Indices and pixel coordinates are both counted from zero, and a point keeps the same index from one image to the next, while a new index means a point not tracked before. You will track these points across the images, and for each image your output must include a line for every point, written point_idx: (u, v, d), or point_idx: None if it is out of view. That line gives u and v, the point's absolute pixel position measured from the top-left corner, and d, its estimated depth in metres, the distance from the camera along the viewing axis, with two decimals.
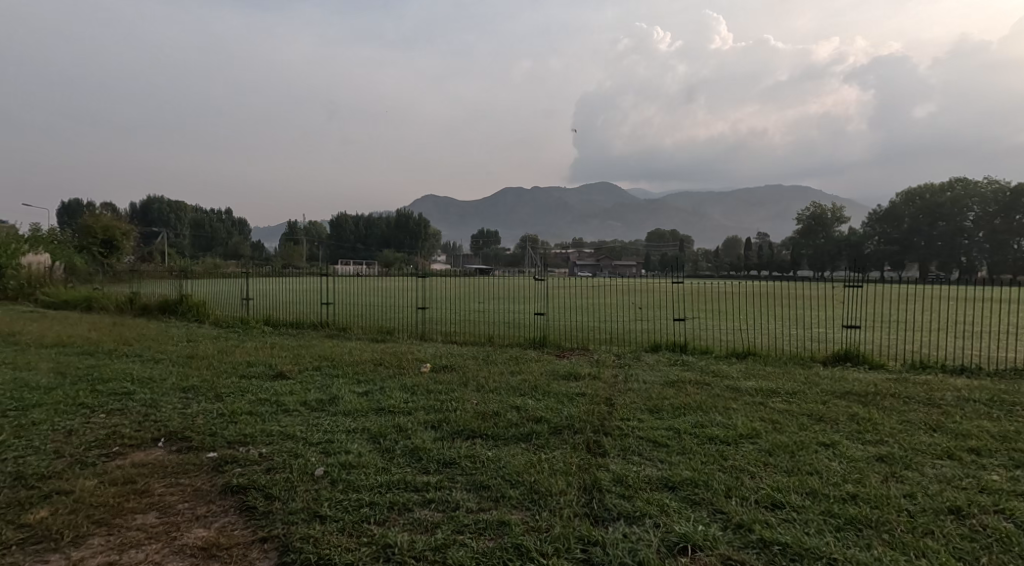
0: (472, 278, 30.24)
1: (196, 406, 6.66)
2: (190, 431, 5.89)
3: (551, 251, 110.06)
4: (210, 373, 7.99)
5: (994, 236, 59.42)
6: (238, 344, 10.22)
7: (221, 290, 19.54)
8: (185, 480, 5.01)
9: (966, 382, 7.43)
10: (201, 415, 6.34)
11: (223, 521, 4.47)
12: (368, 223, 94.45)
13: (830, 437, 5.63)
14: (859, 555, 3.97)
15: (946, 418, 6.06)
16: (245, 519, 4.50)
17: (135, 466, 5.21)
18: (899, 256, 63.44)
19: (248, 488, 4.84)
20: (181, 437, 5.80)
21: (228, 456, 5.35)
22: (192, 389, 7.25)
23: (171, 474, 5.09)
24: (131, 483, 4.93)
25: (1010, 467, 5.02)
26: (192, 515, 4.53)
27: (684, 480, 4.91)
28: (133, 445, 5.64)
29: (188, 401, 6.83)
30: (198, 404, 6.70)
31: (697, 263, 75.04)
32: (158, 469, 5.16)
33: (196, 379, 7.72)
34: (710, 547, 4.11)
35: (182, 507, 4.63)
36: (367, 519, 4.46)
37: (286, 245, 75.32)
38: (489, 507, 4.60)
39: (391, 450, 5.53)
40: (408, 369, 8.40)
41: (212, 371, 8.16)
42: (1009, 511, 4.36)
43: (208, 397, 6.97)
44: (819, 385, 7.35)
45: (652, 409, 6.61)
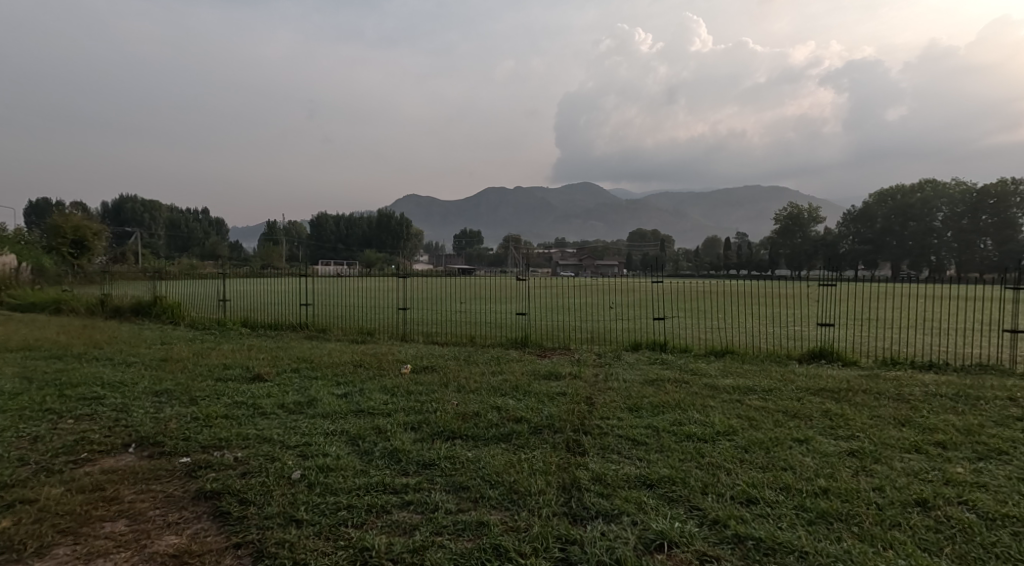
0: (453, 280, 30.25)
1: (169, 410, 6.55)
2: (163, 436, 5.80)
3: (533, 251, 110.47)
4: (184, 377, 7.86)
5: (962, 236, 60.38)
6: (215, 346, 10.07)
7: (197, 291, 19.25)
8: (157, 487, 4.93)
9: (934, 378, 7.58)
10: (174, 419, 6.24)
11: (196, 527, 4.41)
12: (348, 223, 93.80)
13: (804, 433, 5.72)
14: (830, 548, 4.03)
15: (914, 413, 6.18)
16: (218, 524, 4.44)
17: (105, 473, 5.12)
18: (873, 256, 64.67)
19: (222, 493, 4.79)
20: (152, 442, 5.71)
21: (202, 461, 5.28)
22: (165, 393, 7.14)
23: (142, 480, 5.01)
24: (100, 490, 4.84)
25: (974, 460, 5.14)
26: (163, 522, 4.46)
27: (662, 478, 4.94)
28: (103, 451, 5.54)
29: (161, 406, 6.71)
30: (171, 408, 6.59)
31: (677, 262, 75.68)
32: (128, 476, 5.07)
33: (170, 382, 7.59)
34: (686, 544, 4.15)
35: (154, 514, 4.56)
36: (344, 522, 4.43)
37: (264, 247, 74.42)
38: (468, 508, 4.60)
39: (370, 452, 5.50)
40: (388, 370, 8.36)
41: (187, 374, 8.05)
42: (971, 502, 4.46)
43: (181, 401, 6.86)
44: (794, 383, 7.44)
45: (631, 408, 6.64)
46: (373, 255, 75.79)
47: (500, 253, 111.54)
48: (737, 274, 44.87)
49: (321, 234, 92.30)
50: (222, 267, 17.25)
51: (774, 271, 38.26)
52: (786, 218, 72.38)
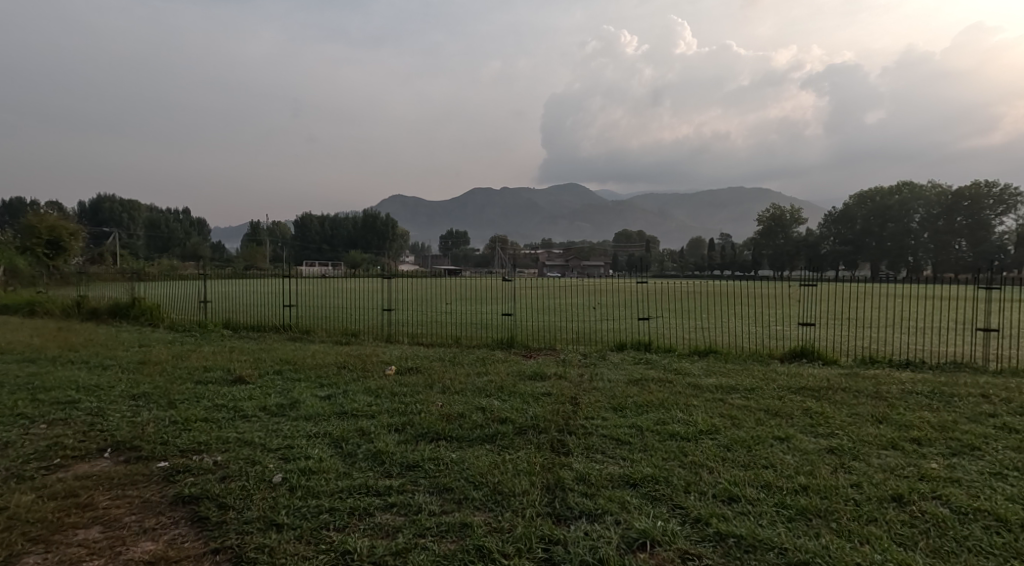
0: (438, 283, 30.20)
1: (147, 414, 6.47)
2: (140, 440, 5.72)
3: (518, 252, 110.64)
4: (163, 380, 7.76)
5: (938, 237, 61.44)
6: (194, 349, 9.95)
7: (178, 291, 19.02)
8: (134, 492, 4.87)
9: (911, 376, 7.71)
10: (152, 423, 6.17)
11: (173, 533, 4.36)
12: (332, 223, 93.28)
13: (785, 432, 5.78)
14: (808, 544, 4.07)
15: (891, 410, 6.28)
16: (196, 530, 4.40)
17: (78, 479, 5.05)
18: (853, 256, 65.58)
19: (201, 497, 4.74)
20: (128, 447, 5.63)
21: (180, 465, 5.22)
22: (142, 397, 7.04)
23: (118, 486, 4.95)
24: (73, 496, 4.78)
25: (948, 456, 5.22)
26: (139, 528, 4.40)
27: (645, 477, 4.97)
28: (77, 457, 5.47)
29: (138, 409, 6.63)
30: (149, 412, 6.51)
31: (661, 263, 76.18)
32: (103, 481, 5.01)
33: (148, 385, 7.50)
34: (668, 542, 4.17)
35: (129, 520, 4.50)
36: (326, 526, 4.40)
37: (246, 248, 73.66)
38: (452, 509, 4.59)
39: (353, 454, 5.47)
40: (372, 372, 8.31)
41: (166, 376, 7.93)
42: (945, 496, 4.53)
43: (160, 404, 6.78)
44: (776, 382, 7.51)
45: (616, 407, 6.67)
46: (357, 256, 75.43)
47: (485, 254, 111.49)
48: (717, 274, 45.26)
49: (305, 235, 91.77)
50: (202, 268, 17.06)
51: (757, 273, 38.70)
52: (768, 219, 73.14)
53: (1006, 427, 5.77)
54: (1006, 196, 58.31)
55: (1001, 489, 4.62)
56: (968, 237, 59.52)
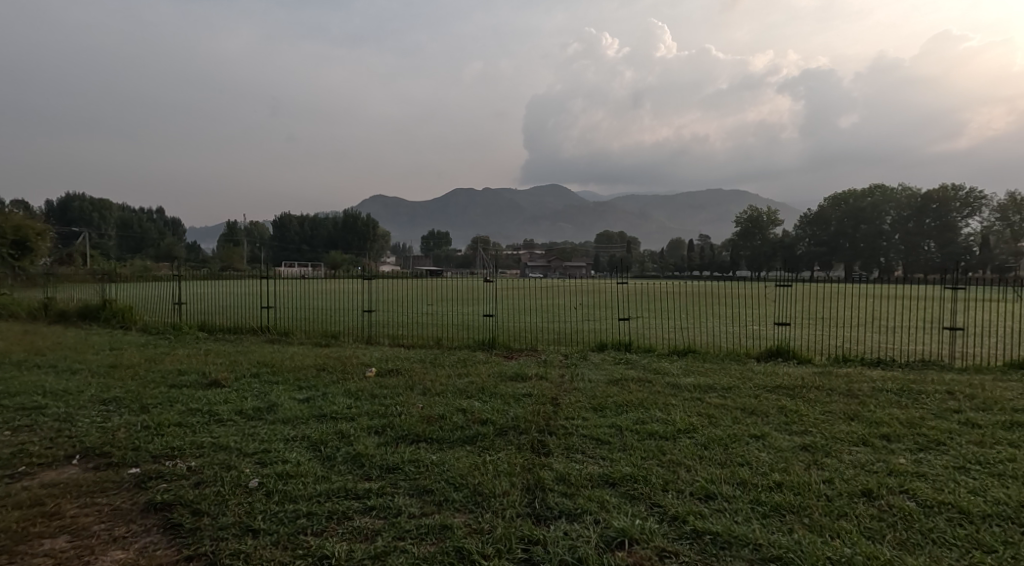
0: (418, 285, 30.12)
1: (118, 419, 6.38)
2: (110, 446, 5.64)
3: (500, 253, 110.83)
4: (135, 384, 7.64)
5: (908, 238, 62.81)
6: (169, 351, 9.83)
7: (151, 292, 18.73)
8: (103, 500, 4.80)
9: (881, 374, 7.89)
10: (123, 428, 6.08)
11: (144, 541, 4.32)
12: (311, 224, 92.50)
13: (760, 429, 5.87)
14: (782, 539, 4.15)
15: (863, 407, 6.42)
16: (168, 537, 4.35)
17: (45, 487, 4.97)
18: (828, 257, 66.69)
19: (174, 504, 4.69)
20: (98, 453, 5.55)
21: (152, 471, 5.16)
22: (113, 402, 6.94)
23: (86, 494, 4.88)
24: (39, 505, 4.70)
25: (915, 451, 5.35)
26: (108, 536, 4.35)
27: (624, 476, 5.02)
28: (43, 464, 5.37)
29: (108, 414, 6.54)
30: (120, 417, 6.42)
31: (642, 264, 76.70)
32: (71, 489, 4.93)
33: (119, 389, 7.39)
34: (646, 540, 4.22)
35: (98, 529, 4.44)
36: (304, 530, 4.38)
37: (223, 249, 72.68)
38: (432, 512, 4.60)
39: (332, 457, 5.45)
40: (352, 374, 8.26)
41: (137, 380, 7.83)
42: (911, 491, 4.65)
43: (131, 409, 6.68)
44: (753, 380, 7.64)
45: (596, 407, 6.73)
46: (336, 257, 74.80)
47: (466, 255, 111.23)
48: (692, 274, 45.66)
49: (284, 236, 90.92)
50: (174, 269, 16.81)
51: (734, 274, 39.29)
52: (746, 220, 74.04)
53: (969, 422, 5.94)
54: (972, 198, 59.78)
55: (965, 483, 4.75)
56: (936, 238, 61.00)
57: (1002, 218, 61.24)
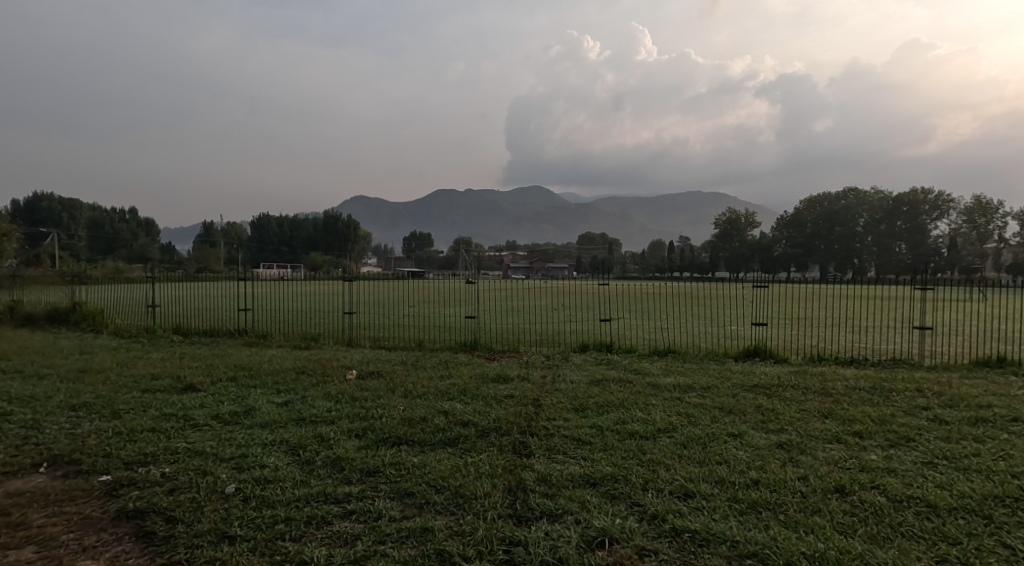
0: (399, 287, 30.05)
1: (88, 425, 6.28)
2: (80, 454, 5.56)
3: (481, 255, 110.89)
4: (107, 389, 7.54)
5: (881, 240, 64.06)
6: (143, 355, 9.69)
7: (123, 295, 18.44)
8: (73, 508, 4.74)
9: (855, 372, 8.06)
10: (94, 435, 6.00)
11: (115, 550, 4.27)
12: (291, 225, 91.61)
13: (738, 429, 5.96)
14: (758, 535, 4.22)
15: (837, 406, 6.53)
16: (141, 545, 4.31)
17: (12, 496, 4.89)
18: (804, 258, 67.76)
19: (147, 512, 4.64)
20: (67, 461, 5.48)
21: (124, 478, 5.10)
22: (83, 407, 6.84)
23: (55, 502, 4.81)
24: (5, 515, 4.62)
25: (887, 447, 5.48)
26: (78, 546, 4.29)
27: (605, 476, 5.07)
28: (10, 473, 5.28)
29: (78, 420, 6.44)
30: (90, 423, 6.33)
31: (622, 266, 77.18)
32: (38, 498, 4.86)
33: (89, 395, 7.28)
34: (626, 539, 4.27)
35: (68, 539, 4.38)
36: (282, 536, 4.37)
37: (199, 249, 71.68)
38: (413, 515, 4.61)
39: (311, 462, 5.43)
40: (332, 377, 8.21)
41: (109, 385, 7.71)
42: (883, 486, 4.76)
43: (102, 415, 6.59)
44: (731, 380, 7.76)
45: (577, 408, 6.78)
46: (315, 258, 74.32)
47: (447, 257, 111.09)
48: (666, 277, 46.09)
49: (263, 236, 89.96)
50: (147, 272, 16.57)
51: (711, 275, 39.94)
52: (725, 221, 74.87)
53: (937, 419, 6.09)
54: (940, 201, 61.81)
55: (932, 477, 4.87)
56: (907, 240, 62.34)
57: (969, 220, 62.94)
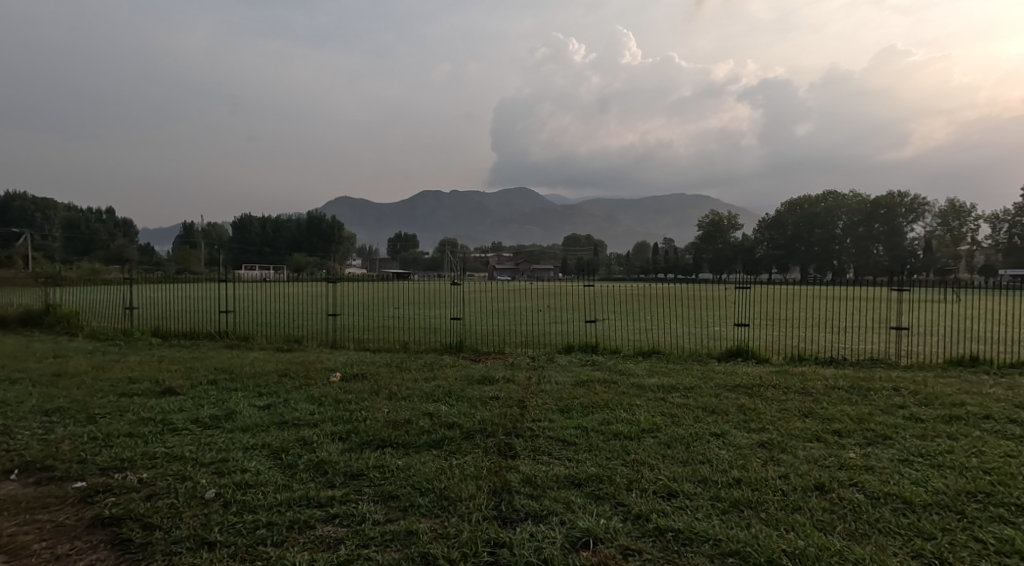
0: (383, 288, 29.92)
1: (62, 431, 6.20)
2: (54, 460, 5.49)
3: (467, 256, 110.85)
4: (82, 394, 7.43)
5: (859, 242, 65.04)
6: (120, 359, 9.56)
7: (99, 298, 18.15)
8: (46, 516, 4.67)
9: (834, 371, 8.17)
10: (68, 440, 5.92)
11: (90, 558, 4.22)
12: (273, 226, 90.82)
13: (721, 428, 6.03)
14: (739, 534, 4.28)
15: (816, 405, 6.63)
16: (117, 553, 4.27)
17: None
18: (785, 260, 68.56)
19: (123, 519, 4.59)
20: (40, 467, 5.40)
21: (99, 484, 5.05)
22: (57, 412, 6.74)
23: (28, 510, 4.74)
24: None
25: (865, 445, 5.57)
26: (51, 555, 4.23)
27: (590, 477, 5.11)
28: None
29: (52, 426, 6.34)
30: (65, 429, 6.24)
31: (606, 267, 77.49)
32: (10, 506, 4.78)
33: (63, 400, 7.16)
34: (611, 539, 4.30)
35: (41, 547, 4.32)
36: (263, 541, 4.34)
37: (178, 250, 70.77)
38: (396, 518, 4.60)
39: (294, 465, 5.41)
40: (315, 380, 8.16)
41: (84, 390, 7.60)
42: (860, 483, 4.84)
43: (77, 420, 6.50)
44: (714, 380, 7.84)
45: (562, 409, 6.82)
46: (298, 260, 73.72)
47: (432, 259, 110.85)
48: (647, 278, 46.39)
49: (245, 238, 89.08)
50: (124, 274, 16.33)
51: (691, 277, 40.44)
52: (708, 223, 75.47)
53: (913, 417, 6.20)
54: (916, 204, 62.94)
55: (908, 474, 4.96)
56: (884, 242, 63.36)
57: (943, 223, 64.23)
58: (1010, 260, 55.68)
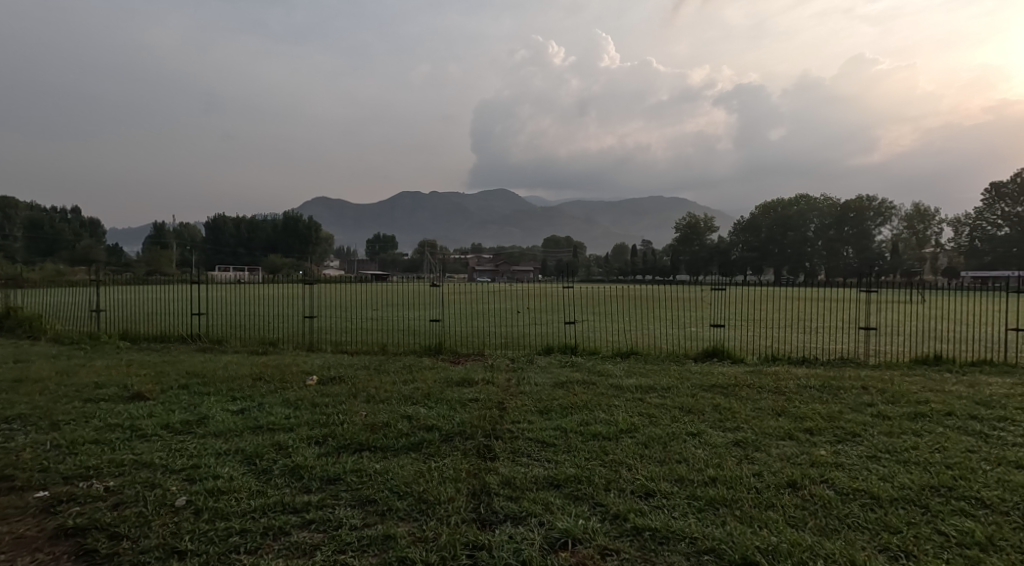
0: (361, 290, 29.72)
1: (24, 438, 6.07)
2: (15, 469, 5.38)
3: (445, 258, 110.59)
4: (45, 400, 7.28)
5: (830, 244, 66.32)
6: (87, 363, 9.37)
7: (65, 301, 17.74)
8: (7, 527, 4.58)
9: (807, 371, 8.33)
10: (30, 448, 5.80)
11: None
12: (248, 227, 89.66)
13: (697, 427, 6.12)
14: (715, 531, 4.35)
15: (789, 404, 6.76)
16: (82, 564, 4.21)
17: None
18: (759, 262, 69.55)
19: (88, 529, 4.53)
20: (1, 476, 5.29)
21: (63, 494, 4.96)
22: (19, 419, 6.60)
23: None
24: None
25: (836, 443, 5.70)
26: None
27: (568, 478, 5.15)
28: None
29: (14, 434, 6.21)
30: (27, 436, 6.11)
31: (584, 269, 77.85)
32: None
33: (26, 406, 7.01)
34: (589, 540, 4.35)
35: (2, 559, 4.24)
36: (236, 549, 4.31)
37: (149, 252, 69.40)
38: (374, 522, 4.60)
39: (268, 471, 5.37)
40: (291, 383, 8.09)
41: (48, 396, 7.44)
42: (831, 480, 4.96)
43: (40, 427, 6.37)
44: (690, 380, 7.94)
45: (542, 410, 6.86)
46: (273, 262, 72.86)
47: (410, 261, 110.37)
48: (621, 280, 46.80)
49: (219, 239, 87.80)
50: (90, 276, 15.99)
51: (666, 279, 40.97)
52: (685, 225, 76.21)
53: (881, 415, 6.36)
54: (884, 208, 64.42)
55: (876, 470, 5.09)
56: (853, 245, 64.73)
57: (909, 227, 65.89)
58: (971, 264, 57.34)
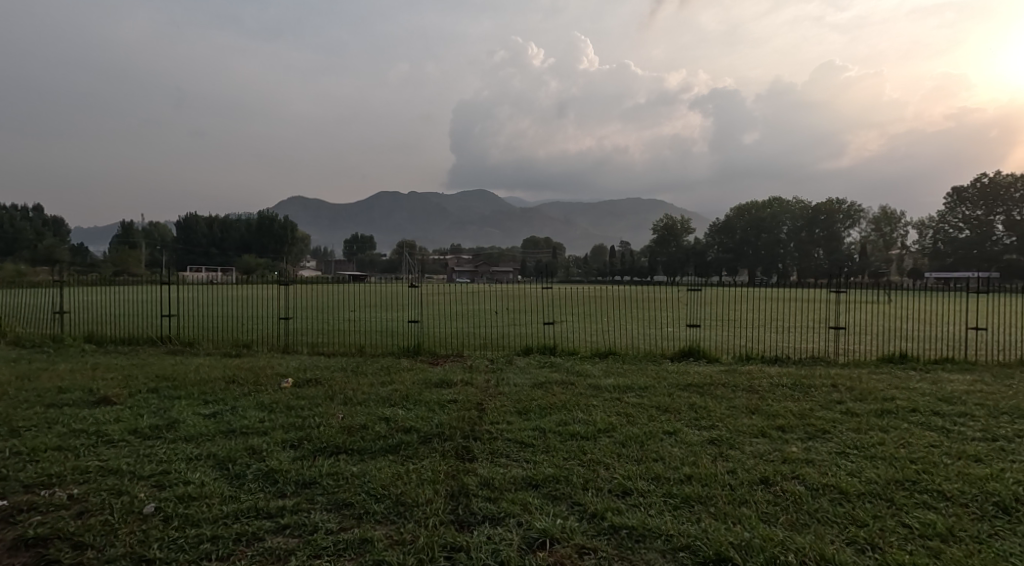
0: (337, 291, 29.47)
1: None
2: None
3: (424, 259, 110.25)
4: (5, 405, 7.11)
5: (803, 246, 67.49)
6: (51, 367, 9.16)
7: (28, 303, 17.29)
8: None
9: (779, 369, 8.49)
10: None
11: None
12: (222, 228, 88.35)
13: (673, 426, 6.20)
14: (689, 528, 4.42)
15: (763, 402, 6.89)
16: None
17: None
18: (734, 262, 70.46)
19: (50, 539, 4.45)
20: None
21: (24, 503, 4.87)
22: None
23: None
24: None
25: (806, 440, 5.82)
26: None
27: (546, 477, 5.19)
28: None
29: None
30: None
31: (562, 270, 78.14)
32: None
33: None
34: (566, 539, 4.39)
35: None
36: (208, 556, 4.28)
37: (118, 252, 68.02)
38: (351, 526, 4.59)
39: (242, 475, 5.33)
40: (266, 386, 8.02)
41: (8, 402, 7.26)
42: (802, 476, 5.07)
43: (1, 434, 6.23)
44: (666, 379, 8.04)
45: (520, 410, 6.90)
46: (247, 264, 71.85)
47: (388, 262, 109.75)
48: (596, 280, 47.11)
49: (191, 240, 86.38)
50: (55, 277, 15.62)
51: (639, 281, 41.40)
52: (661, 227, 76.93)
53: (850, 411, 6.51)
54: (853, 211, 65.78)
55: (845, 466, 5.22)
56: (824, 246, 65.97)
57: (877, 229, 67.38)
58: (934, 266, 58.88)
